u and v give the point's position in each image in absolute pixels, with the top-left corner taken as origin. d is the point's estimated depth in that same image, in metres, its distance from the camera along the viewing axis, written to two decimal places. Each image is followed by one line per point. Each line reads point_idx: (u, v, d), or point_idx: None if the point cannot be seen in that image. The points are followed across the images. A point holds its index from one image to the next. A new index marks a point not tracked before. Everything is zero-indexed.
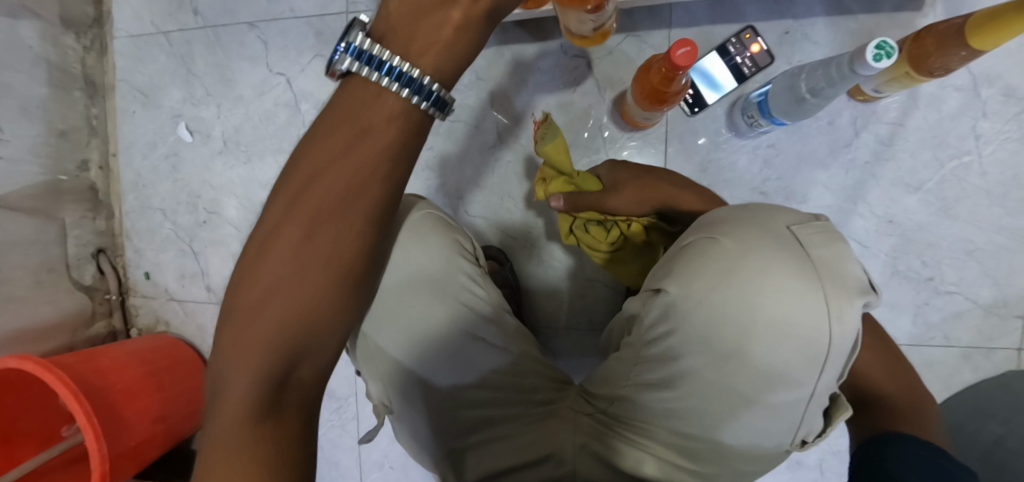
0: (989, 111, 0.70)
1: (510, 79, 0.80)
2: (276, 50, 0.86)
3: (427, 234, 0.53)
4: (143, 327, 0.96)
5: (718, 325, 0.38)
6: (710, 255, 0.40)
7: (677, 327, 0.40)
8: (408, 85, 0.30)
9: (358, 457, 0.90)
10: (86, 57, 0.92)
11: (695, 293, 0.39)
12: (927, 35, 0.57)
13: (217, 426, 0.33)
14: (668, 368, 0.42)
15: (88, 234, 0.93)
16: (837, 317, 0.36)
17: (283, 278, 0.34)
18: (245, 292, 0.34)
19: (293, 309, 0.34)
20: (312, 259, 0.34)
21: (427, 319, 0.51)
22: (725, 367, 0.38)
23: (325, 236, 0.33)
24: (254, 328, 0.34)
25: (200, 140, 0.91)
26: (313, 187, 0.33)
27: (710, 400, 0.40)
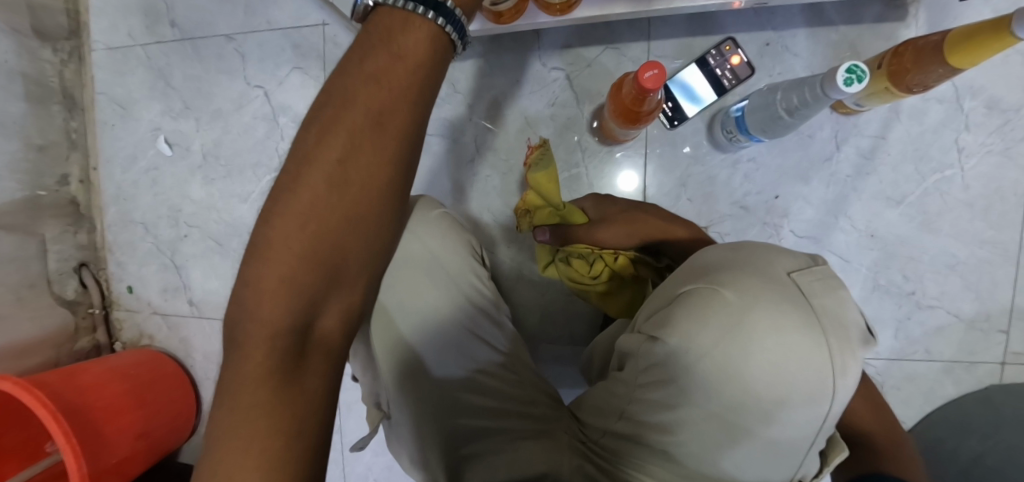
0: (971, 124, 0.69)
1: (490, 92, 0.79)
2: (254, 62, 0.85)
3: (442, 235, 0.55)
4: (127, 340, 0.96)
5: (733, 366, 0.37)
6: (713, 300, 0.40)
7: (685, 368, 0.39)
8: (439, 12, 0.33)
9: (343, 471, 0.90)
10: (64, 70, 0.91)
11: (704, 333, 0.38)
12: (905, 50, 0.55)
13: (229, 392, 0.32)
14: (675, 402, 0.40)
15: (70, 248, 0.92)
16: (840, 364, 0.37)
17: (313, 207, 0.33)
18: (269, 229, 0.33)
19: (322, 243, 0.33)
20: (345, 184, 0.33)
21: (435, 310, 0.53)
22: (740, 409, 0.38)
23: (354, 173, 0.33)
24: (278, 265, 0.33)
25: (180, 154, 0.90)
26: (343, 115, 0.33)
27: (715, 428, 0.39)
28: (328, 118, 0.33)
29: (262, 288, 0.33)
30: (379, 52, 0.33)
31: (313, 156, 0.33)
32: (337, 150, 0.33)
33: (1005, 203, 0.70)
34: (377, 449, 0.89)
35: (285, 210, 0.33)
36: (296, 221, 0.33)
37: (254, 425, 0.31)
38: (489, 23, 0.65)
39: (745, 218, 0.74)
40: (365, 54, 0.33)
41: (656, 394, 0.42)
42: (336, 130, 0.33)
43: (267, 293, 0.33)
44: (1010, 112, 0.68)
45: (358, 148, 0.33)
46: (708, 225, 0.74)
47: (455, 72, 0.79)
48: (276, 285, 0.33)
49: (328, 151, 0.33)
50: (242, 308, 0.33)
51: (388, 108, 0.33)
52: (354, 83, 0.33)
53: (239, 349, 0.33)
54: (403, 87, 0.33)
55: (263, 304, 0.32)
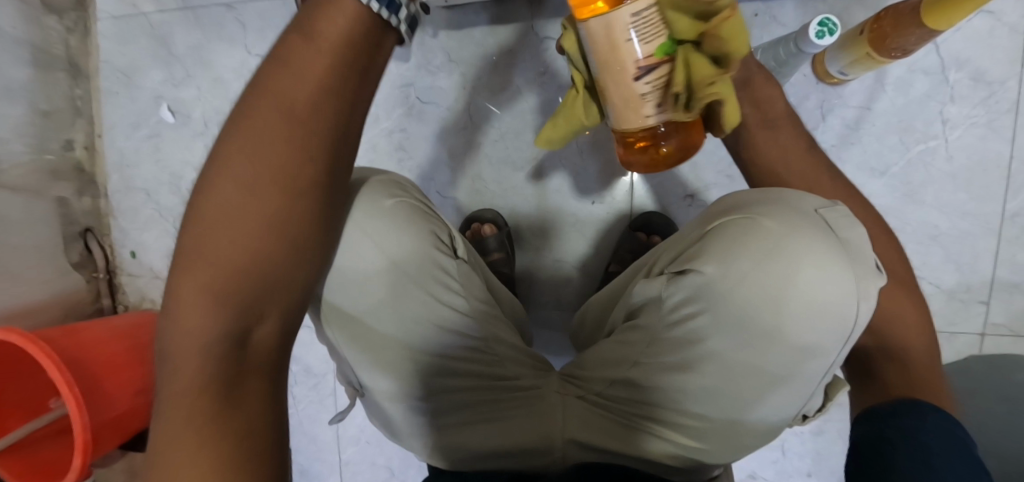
0: (956, 95, 0.70)
1: (486, 61, 0.80)
2: (253, 32, 0.87)
3: (400, 219, 0.47)
4: (130, 304, 0.99)
5: (753, 300, 0.40)
6: (748, 233, 0.41)
7: (713, 300, 0.42)
8: (389, 7, 0.34)
9: (336, 433, 0.93)
10: (69, 38, 0.93)
11: (731, 268, 0.40)
12: (885, 16, 0.56)
13: (174, 378, 0.33)
14: (696, 347, 0.43)
15: (75, 212, 0.95)
16: (865, 295, 0.39)
17: (230, 206, 0.34)
18: (193, 248, 0.35)
19: (257, 241, 0.34)
20: (264, 184, 0.34)
21: (405, 306, 0.48)
22: (758, 344, 0.40)
23: (281, 165, 0.34)
24: (198, 279, 0.34)
25: (181, 121, 0.92)
26: (243, 139, 0.35)
27: (734, 360, 0.42)
28: (253, 116, 0.35)
29: (193, 287, 0.34)
30: (300, 52, 0.34)
31: (237, 157, 0.35)
32: (259, 148, 0.34)
33: (989, 175, 0.70)
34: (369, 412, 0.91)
35: (217, 204, 0.35)
36: (235, 215, 0.34)
37: (197, 412, 0.31)
38: None
39: (730, 188, 0.76)
40: (288, 51, 0.35)
41: (684, 331, 0.44)
42: (265, 129, 0.34)
43: (197, 293, 0.34)
44: (994, 84, 0.69)
45: (255, 153, 0.34)
46: (693, 193, 0.77)
47: (448, 41, 0.80)
48: (207, 288, 0.34)
49: (249, 154, 0.34)
50: (176, 302, 0.35)
51: (311, 102, 0.34)
52: (274, 82, 0.34)
53: (178, 339, 0.34)
54: (312, 83, 0.34)
55: (192, 303, 0.34)
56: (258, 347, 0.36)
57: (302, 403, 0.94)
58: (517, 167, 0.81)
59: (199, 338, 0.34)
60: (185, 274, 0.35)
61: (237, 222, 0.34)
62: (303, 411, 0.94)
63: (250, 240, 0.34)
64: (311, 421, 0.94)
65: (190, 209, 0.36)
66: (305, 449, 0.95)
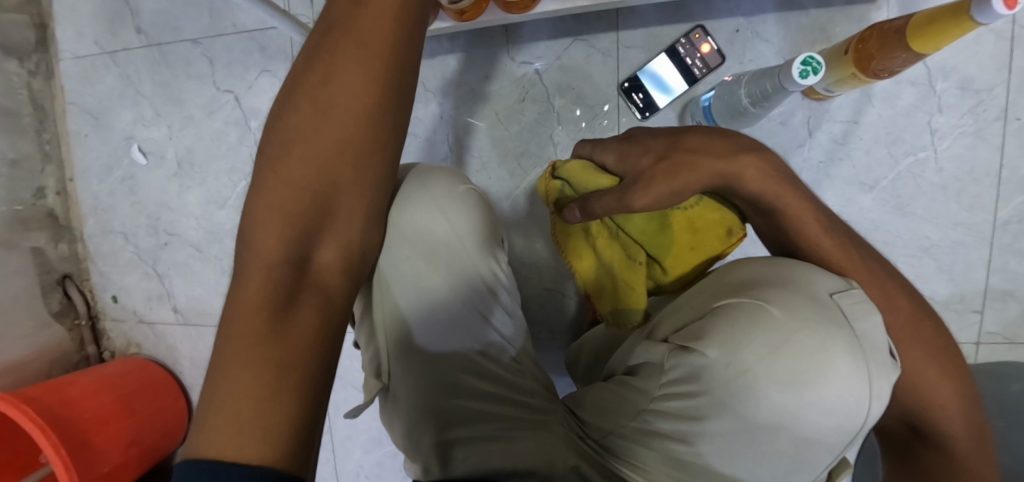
0: (944, 105, 0.69)
1: (462, 89, 0.77)
2: (222, 67, 0.84)
3: (458, 202, 0.53)
4: (116, 349, 0.97)
5: (757, 391, 0.36)
6: (756, 321, 0.36)
7: (712, 387, 0.37)
8: None
9: (334, 469, 0.92)
10: (32, 81, 0.89)
11: (737, 356, 0.36)
12: (871, 36, 0.54)
13: (228, 331, 0.30)
14: (695, 426, 0.38)
15: (53, 261, 0.93)
16: (878, 388, 0.35)
17: (306, 127, 0.36)
18: (268, 169, 0.35)
19: (322, 160, 0.36)
20: (331, 104, 0.36)
21: (438, 286, 0.51)
22: (760, 435, 0.36)
23: (348, 89, 0.36)
24: (274, 200, 0.35)
25: (155, 162, 0.90)
26: (316, 65, 0.37)
27: (738, 444, 0.37)
28: (325, 43, 0.37)
29: (270, 208, 0.34)
30: None
31: (308, 83, 0.36)
32: (333, 67, 0.36)
33: (979, 184, 0.69)
34: (366, 446, 0.90)
35: (290, 127, 0.36)
36: (312, 140, 0.36)
37: (252, 356, 0.29)
38: (450, 20, 0.63)
39: None
40: None
41: (682, 405, 0.39)
42: (342, 52, 0.36)
43: (272, 218, 0.34)
44: (982, 92, 0.68)
45: (325, 75, 0.36)
46: None
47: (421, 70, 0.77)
48: (287, 205, 0.35)
49: (322, 73, 0.36)
50: (249, 240, 0.34)
51: (376, 36, 0.37)
52: (346, 17, 0.37)
53: (238, 282, 0.33)
54: (381, 13, 0.37)
55: (264, 232, 0.34)
56: (324, 277, 0.35)
57: None
58: (501, 196, 0.78)
59: (263, 271, 0.33)
60: (261, 201, 0.35)
61: (311, 145, 0.36)
62: None
63: (326, 168, 0.36)
64: None
65: (261, 145, 0.36)
66: None
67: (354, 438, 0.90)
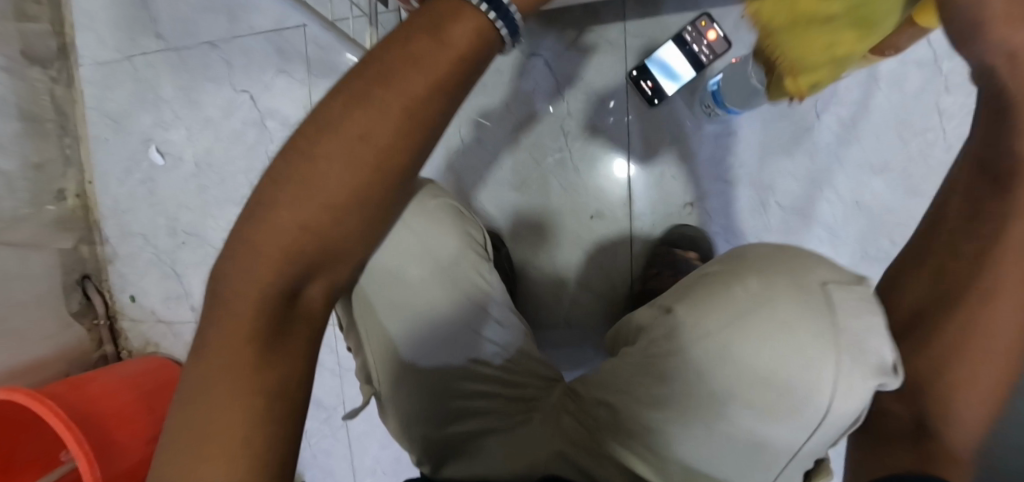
0: (951, 86, 0.69)
1: None
2: (239, 69, 0.86)
3: (440, 218, 0.44)
4: (134, 350, 0.98)
5: (719, 358, 0.36)
6: (728, 292, 0.37)
7: (682, 350, 0.38)
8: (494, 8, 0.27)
9: (351, 466, 0.92)
10: (55, 88, 0.92)
11: (704, 322, 0.37)
12: None
13: (214, 323, 0.30)
14: (664, 390, 0.39)
15: (74, 262, 0.95)
16: (843, 381, 0.34)
17: (307, 178, 0.27)
18: (261, 213, 0.28)
19: (316, 224, 0.28)
20: (349, 162, 0.27)
21: (429, 304, 0.45)
22: (716, 404, 0.36)
23: (372, 152, 0.27)
24: (251, 271, 0.29)
25: (173, 163, 0.92)
26: (338, 110, 0.27)
27: (696, 418, 0.37)
28: (362, 93, 0.27)
29: (257, 255, 0.28)
30: (424, 45, 0.27)
31: (325, 132, 0.27)
32: (353, 132, 0.27)
33: None
34: (382, 442, 0.90)
35: (299, 169, 0.27)
36: (331, 168, 0.27)
37: (239, 357, 0.29)
38: None
39: (728, 194, 0.74)
40: (409, 33, 0.27)
41: (654, 370, 0.40)
42: (366, 112, 0.26)
43: (267, 248, 0.28)
44: None
45: (352, 130, 0.27)
46: (692, 201, 0.74)
47: None
48: (288, 238, 0.28)
49: (343, 135, 0.27)
50: (231, 274, 0.29)
51: (416, 105, 0.26)
52: (390, 64, 0.27)
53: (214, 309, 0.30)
54: (430, 78, 0.26)
55: (259, 260, 0.28)
56: (310, 311, 0.32)
57: (315, 438, 0.93)
58: (513, 187, 0.79)
59: (250, 302, 0.29)
60: (246, 247, 0.29)
61: (304, 198, 0.27)
62: (316, 446, 0.93)
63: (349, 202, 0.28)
64: (325, 455, 0.93)
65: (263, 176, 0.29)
66: None
67: (371, 434, 0.91)
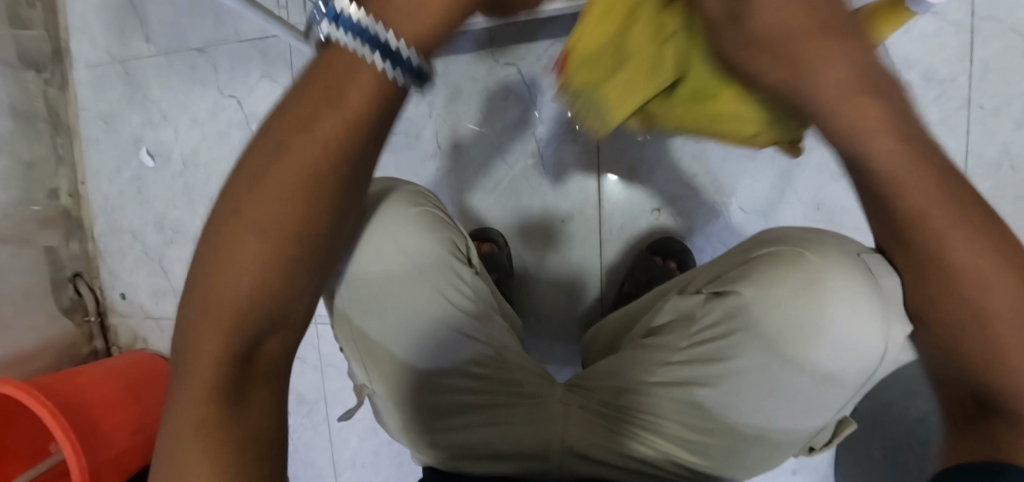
0: (908, 96, 0.72)
1: (450, 89, 0.81)
2: (225, 73, 0.89)
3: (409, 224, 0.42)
4: (124, 345, 1.01)
5: (779, 331, 0.39)
6: (795, 264, 0.40)
7: (744, 327, 0.41)
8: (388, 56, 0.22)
9: (331, 458, 0.95)
10: (48, 89, 0.95)
11: (769, 296, 0.40)
12: None
13: (170, 432, 0.26)
14: (721, 366, 0.42)
15: (65, 259, 0.97)
16: (894, 340, 0.36)
17: (231, 249, 0.25)
18: (198, 292, 0.26)
19: (257, 292, 0.25)
20: (271, 230, 0.25)
21: (414, 311, 0.45)
22: (778, 373, 0.40)
23: (279, 207, 0.25)
24: (200, 351, 0.26)
25: (161, 164, 0.94)
26: (249, 173, 0.25)
27: (750, 387, 0.41)
28: (260, 149, 0.25)
29: (197, 328, 0.26)
30: (322, 92, 0.24)
31: (240, 195, 0.25)
32: (266, 189, 0.25)
33: None
34: (362, 436, 0.93)
35: (223, 246, 0.26)
36: (248, 240, 0.25)
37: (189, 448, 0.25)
38: None
39: (692, 199, 0.77)
40: (298, 92, 0.24)
41: (708, 349, 0.43)
42: (275, 173, 0.24)
43: (214, 314, 0.26)
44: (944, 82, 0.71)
45: (255, 186, 0.25)
46: (660, 206, 0.78)
47: None
48: (232, 309, 0.25)
49: (252, 201, 0.25)
50: (181, 359, 0.27)
51: (330, 155, 0.24)
52: (285, 124, 0.24)
53: (169, 399, 0.27)
54: (334, 132, 0.24)
55: (197, 342, 0.26)
56: (266, 376, 0.28)
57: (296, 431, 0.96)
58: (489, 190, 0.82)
59: (199, 395, 0.26)
60: (187, 323, 0.27)
61: (229, 273, 0.25)
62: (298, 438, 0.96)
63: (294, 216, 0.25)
64: (307, 447, 0.96)
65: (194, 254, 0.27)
66: (302, 475, 0.97)
67: (351, 428, 0.93)
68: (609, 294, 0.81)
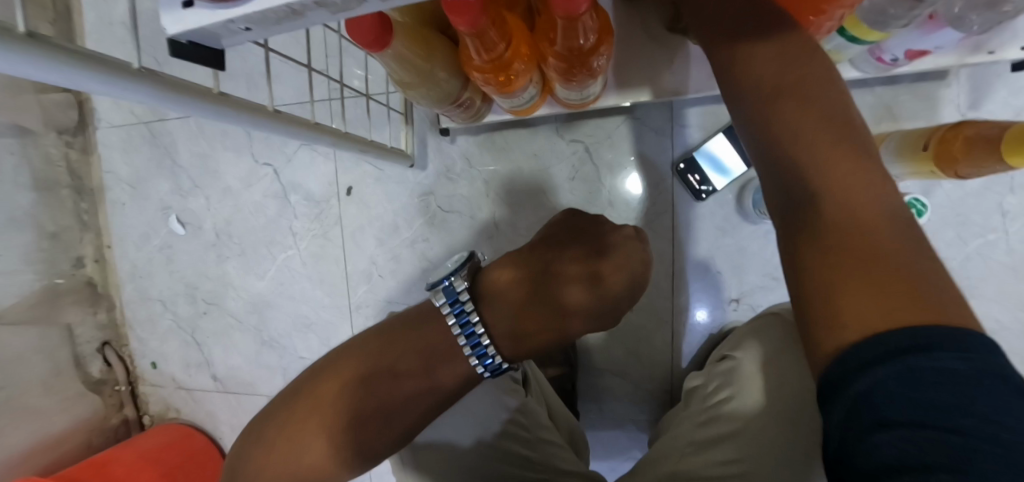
0: (1018, 186, 0.66)
1: (508, 166, 0.75)
2: (260, 140, 0.83)
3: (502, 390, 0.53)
4: (155, 414, 0.96)
5: (774, 396, 0.49)
6: (760, 327, 0.56)
7: (739, 382, 0.52)
8: (473, 347, 0.45)
9: None
10: (69, 152, 0.89)
11: (752, 359, 0.53)
12: (956, 138, 0.52)
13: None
14: (730, 426, 0.50)
15: (91, 329, 0.92)
16: None
17: (325, 406, 0.43)
18: (287, 415, 0.44)
19: (326, 439, 0.43)
20: (355, 405, 0.43)
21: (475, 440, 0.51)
22: (780, 428, 0.48)
23: (362, 395, 0.43)
24: (276, 461, 0.43)
25: (192, 232, 0.89)
26: (355, 359, 0.45)
27: (761, 441, 0.48)
28: (365, 346, 0.46)
29: (281, 445, 0.43)
30: (416, 328, 0.46)
31: (338, 370, 0.44)
32: (359, 380, 0.44)
33: None
34: None
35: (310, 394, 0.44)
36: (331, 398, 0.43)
37: None
38: (506, 114, 0.59)
39: (774, 291, 0.71)
40: (410, 325, 0.46)
41: (721, 412, 0.52)
42: (368, 365, 0.44)
43: (295, 442, 0.43)
44: None
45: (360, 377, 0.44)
46: (738, 297, 0.71)
47: (468, 147, 0.75)
48: (308, 444, 0.43)
49: (343, 381, 0.44)
50: (260, 457, 0.44)
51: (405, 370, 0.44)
52: (391, 335, 0.46)
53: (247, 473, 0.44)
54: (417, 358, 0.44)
55: (273, 453, 0.44)
56: None
57: None
58: None
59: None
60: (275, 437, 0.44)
61: (311, 422, 0.43)
62: None
63: (395, 400, 0.44)
64: None
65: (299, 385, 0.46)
66: None
67: None
68: (679, 387, 0.75)
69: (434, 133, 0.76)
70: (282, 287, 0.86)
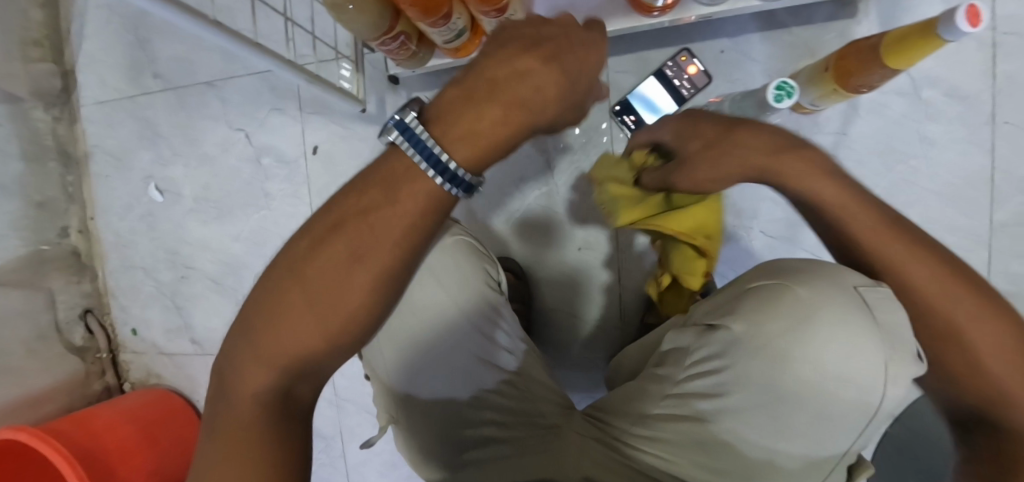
0: (932, 113, 0.70)
1: None
2: (234, 108, 0.89)
3: (461, 262, 0.49)
4: (136, 381, 1.00)
5: (775, 374, 0.36)
6: (780, 300, 0.37)
7: (736, 360, 0.38)
8: (442, 174, 0.31)
9: None
10: (57, 127, 0.95)
11: (763, 330, 0.37)
12: (849, 52, 0.56)
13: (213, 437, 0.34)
14: (714, 403, 0.39)
15: (75, 297, 0.97)
16: (899, 381, 0.34)
17: (307, 281, 0.33)
18: (259, 312, 0.34)
19: (309, 334, 0.33)
20: (340, 279, 0.33)
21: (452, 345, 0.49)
22: (777, 411, 0.36)
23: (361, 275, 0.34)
24: (254, 379, 0.34)
25: (171, 199, 0.94)
26: (328, 238, 0.33)
27: (754, 417, 0.37)
28: (331, 221, 0.33)
29: (252, 354, 0.34)
30: (389, 180, 0.32)
31: (305, 243, 0.34)
32: (344, 246, 0.33)
33: (972, 188, 0.70)
34: (381, 470, 0.91)
35: (275, 285, 0.34)
36: (313, 277, 0.33)
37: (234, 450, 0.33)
38: (446, 57, 0.65)
39: None
40: (367, 189, 0.33)
41: (703, 386, 0.40)
42: (341, 236, 0.33)
43: (273, 353, 0.34)
44: (969, 98, 0.69)
45: (347, 254, 0.33)
46: None
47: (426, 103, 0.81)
48: (299, 346, 0.34)
49: (327, 255, 0.33)
50: (235, 365, 0.34)
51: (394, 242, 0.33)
52: (350, 197, 0.33)
53: (228, 393, 0.35)
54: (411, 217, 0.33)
55: (251, 364, 0.34)
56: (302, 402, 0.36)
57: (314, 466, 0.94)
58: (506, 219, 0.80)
59: (251, 410, 0.34)
60: (249, 367, 0.34)
61: (297, 315, 0.33)
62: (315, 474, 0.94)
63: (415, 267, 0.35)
64: None
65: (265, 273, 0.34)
66: None
67: (368, 463, 0.91)
68: (631, 320, 0.78)
69: (392, 90, 0.81)
70: (256, 247, 0.90)
